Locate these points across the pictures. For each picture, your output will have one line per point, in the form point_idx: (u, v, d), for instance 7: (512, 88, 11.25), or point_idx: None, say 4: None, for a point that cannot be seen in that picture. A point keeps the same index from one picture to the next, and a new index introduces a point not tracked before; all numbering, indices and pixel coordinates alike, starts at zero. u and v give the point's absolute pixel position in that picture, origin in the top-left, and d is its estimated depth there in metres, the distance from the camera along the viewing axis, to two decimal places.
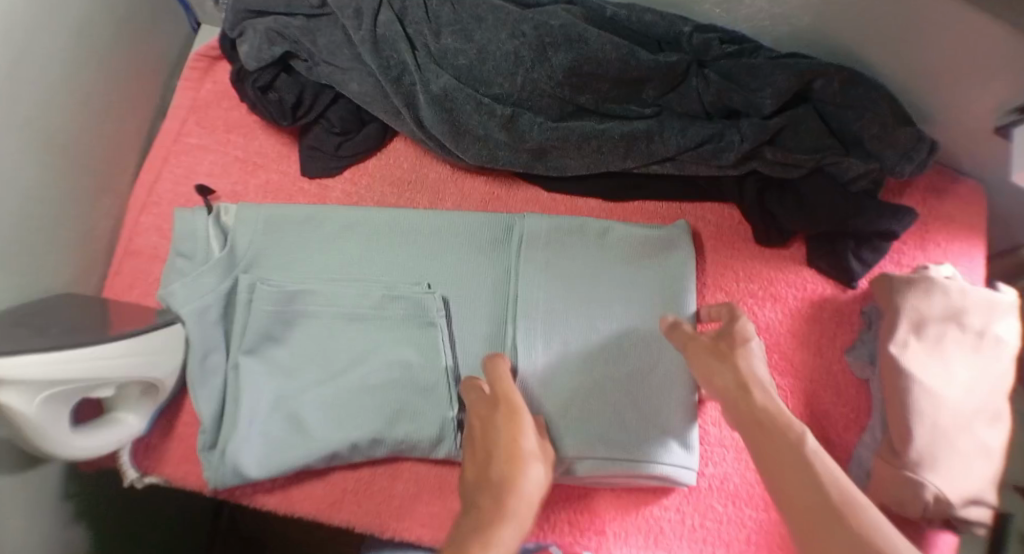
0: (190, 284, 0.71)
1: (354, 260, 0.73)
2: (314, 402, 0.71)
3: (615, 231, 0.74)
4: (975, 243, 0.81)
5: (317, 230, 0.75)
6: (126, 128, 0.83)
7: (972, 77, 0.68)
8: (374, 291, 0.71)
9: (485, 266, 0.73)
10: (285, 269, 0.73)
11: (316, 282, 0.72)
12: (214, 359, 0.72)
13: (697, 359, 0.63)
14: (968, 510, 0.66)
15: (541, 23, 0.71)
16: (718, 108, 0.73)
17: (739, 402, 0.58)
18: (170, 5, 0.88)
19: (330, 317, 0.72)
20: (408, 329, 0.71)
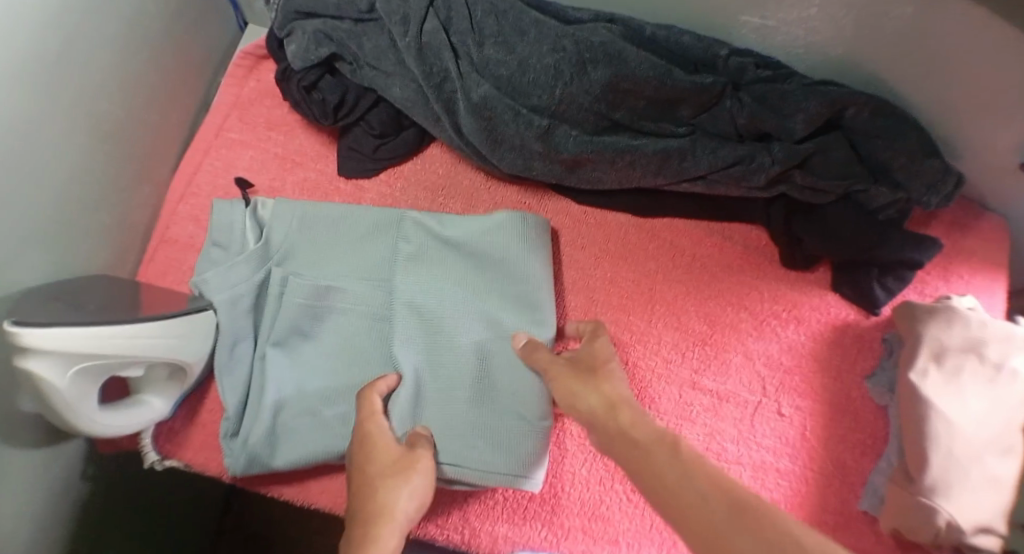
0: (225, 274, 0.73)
1: (384, 262, 0.75)
2: (335, 395, 0.72)
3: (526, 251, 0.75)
4: (997, 278, 0.82)
5: (349, 230, 0.76)
6: (170, 118, 0.85)
7: (1004, 112, 0.69)
8: (400, 294, 0.74)
9: (505, 280, 0.74)
10: (317, 267, 0.75)
11: (347, 280, 0.75)
12: (241, 349, 0.74)
13: (559, 382, 0.63)
14: (978, 538, 0.66)
15: (582, 39, 0.72)
16: (751, 130, 0.75)
17: (606, 423, 0.57)
18: (221, 3, 0.91)
19: (357, 316, 0.74)
20: (430, 335, 0.73)
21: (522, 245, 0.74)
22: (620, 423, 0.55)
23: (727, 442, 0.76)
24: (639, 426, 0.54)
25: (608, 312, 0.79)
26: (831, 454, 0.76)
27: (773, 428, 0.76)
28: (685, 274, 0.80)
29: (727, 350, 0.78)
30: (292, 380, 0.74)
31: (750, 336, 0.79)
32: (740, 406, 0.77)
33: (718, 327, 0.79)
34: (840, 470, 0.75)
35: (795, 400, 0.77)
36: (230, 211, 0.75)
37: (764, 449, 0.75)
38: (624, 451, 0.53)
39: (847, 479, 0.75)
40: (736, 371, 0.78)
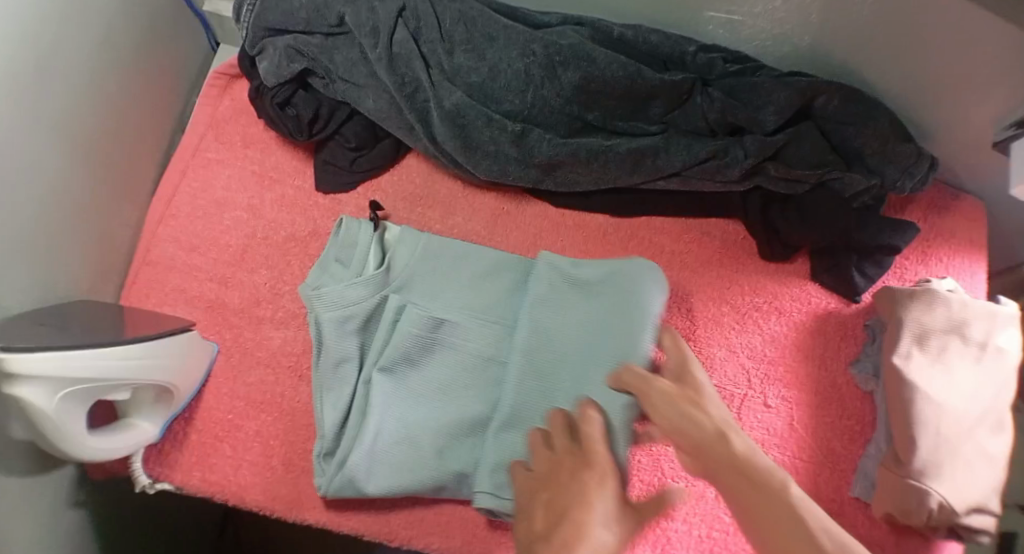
0: (383, 293, 0.73)
1: (488, 300, 0.74)
2: (423, 420, 0.70)
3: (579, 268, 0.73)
4: (976, 258, 0.83)
5: (461, 263, 0.75)
6: (146, 141, 0.85)
7: (973, 92, 0.70)
8: (495, 330, 0.72)
9: (598, 313, 0.70)
10: (434, 298, 0.73)
11: (459, 314, 0.72)
12: (345, 370, 0.72)
13: (658, 399, 0.60)
14: (971, 518, 0.67)
15: (551, 42, 0.73)
16: (722, 124, 0.75)
17: (716, 451, 0.55)
18: (191, 23, 0.91)
19: (468, 354, 0.72)
20: (526, 373, 0.69)
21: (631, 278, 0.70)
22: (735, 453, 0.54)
23: None
24: (753, 459, 0.53)
25: None
26: (819, 443, 0.76)
27: (761, 419, 0.77)
28: (665, 271, 0.81)
29: (709, 344, 0.79)
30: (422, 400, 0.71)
31: (733, 330, 0.79)
32: (727, 399, 0.77)
33: (699, 322, 0.79)
34: (830, 458, 0.76)
35: (780, 390, 0.78)
36: (358, 229, 0.75)
37: (753, 440, 0.76)
38: (737, 484, 0.52)
39: (839, 467, 0.75)
40: (720, 364, 0.78)
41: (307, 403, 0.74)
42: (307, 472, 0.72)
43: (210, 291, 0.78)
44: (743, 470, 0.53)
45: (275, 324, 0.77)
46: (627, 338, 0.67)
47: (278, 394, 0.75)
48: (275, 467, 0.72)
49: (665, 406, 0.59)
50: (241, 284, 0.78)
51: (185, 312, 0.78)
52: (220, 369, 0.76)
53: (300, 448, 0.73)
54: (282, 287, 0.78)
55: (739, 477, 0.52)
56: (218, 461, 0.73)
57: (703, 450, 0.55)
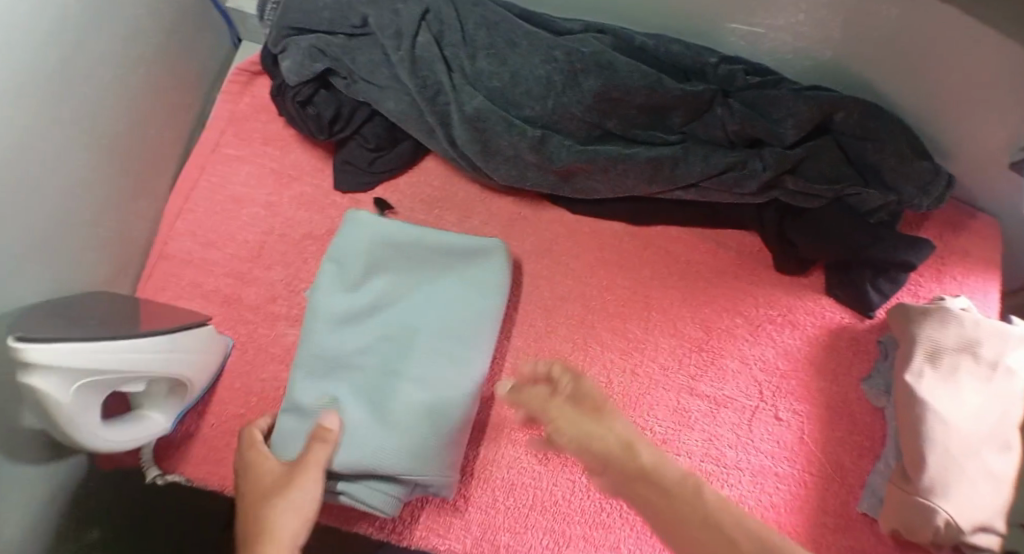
0: (325, 337, 0.71)
1: (447, 284, 0.74)
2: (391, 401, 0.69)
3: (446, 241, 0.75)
4: (991, 278, 0.83)
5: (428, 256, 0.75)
6: (167, 135, 0.86)
7: (993, 112, 0.70)
8: (451, 310, 0.73)
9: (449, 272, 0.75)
10: (396, 285, 0.75)
11: (424, 301, 0.74)
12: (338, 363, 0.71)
13: (561, 421, 0.57)
14: (976, 537, 0.66)
15: (573, 49, 0.74)
16: (742, 136, 0.75)
17: (619, 461, 0.51)
18: (214, 20, 0.91)
19: (431, 333, 0.72)
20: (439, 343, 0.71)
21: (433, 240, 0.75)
22: (640, 463, 0.50)
23: (726, 447, 0.76)
24: (660, 467, 0.49)
25: (602, 317, 0.80)
26: (830, 460, 0.76)
27: (771, 432, 0.77)
28: (680, 280, 0.81)
29: (722, 355, 0.79)
30: (369, 426, 0.68)
31: (746, 341, 0.79)
32: (738, 411, 0.77)
33: (712, 333, 0.79)
34: (840, 472, 0.76)
35: (792, 404, 0.78)
36: (359, 222, 0.75)
37: (762, 452, 0.76)
38: (647, 492, 0.48)
39: (847, 482, 0.76)
40: (732, 376, 0.78)
41: None
42: None
43: (225, 287, 0.78)
44: (649, 476, 0.49)
45: (289, 322, 0.77)
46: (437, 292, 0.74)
47: None
48: None
49: (569, 424, 0.56)
50: (257, 281, 0.79)
51: (201, 306, 0.78)
52: (233, 364, 0.77)
53: None
54: (296, 285, 0.78)
55: (647, 487, 0.48)
56: (229, 456, 0.74)
57: (607, 462, 0.51)
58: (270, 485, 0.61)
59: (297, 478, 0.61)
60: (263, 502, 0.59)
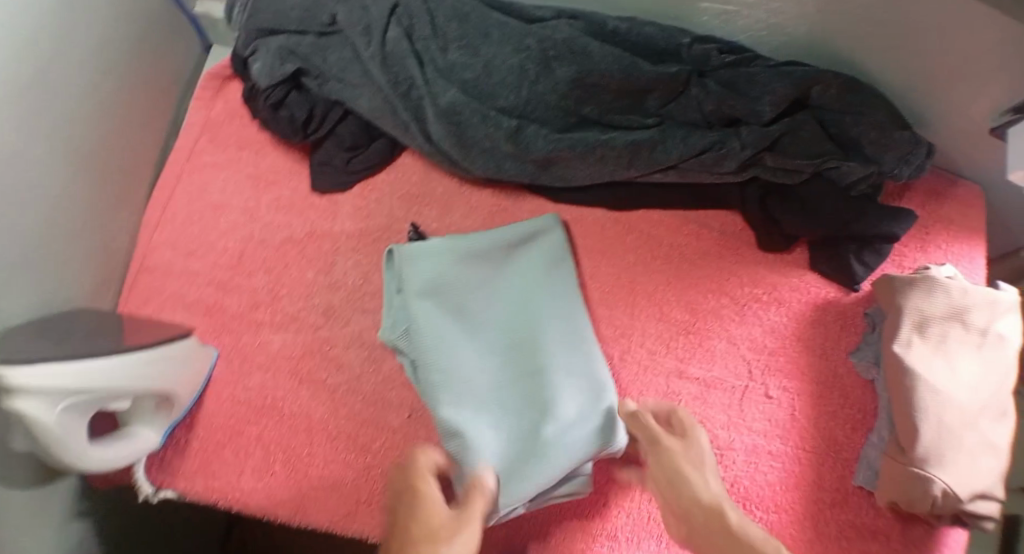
0: (447, 357, 0.71)
1: (531, 286, 0.75)
2: (517, 423, 0.70)
3: (509, 243, 0.76)
4: (975, 244, 0.83)
5: (496, 263, 0.76)
6: (142, 146, 0.85)
7: (974, 79, 0.70)
8: (544, 313, 0.74)
9: (514, 269, 0.76)
10: (487, 307, 0.74)
11: (518, 314, 0.74)
12: (451, 389, 0.70)
13: (662, 456, 0.63)
14: (976, 505, 0.68)
15: (545, 37, 0.73)
16: (719, 116, 0.75)
17: (709, 514, 0.56)
18: (183, 26, 0.89)
19: (533, 339, 0.73)
20: (553, 344, 0.72)
21: (502, 233, 0.76)
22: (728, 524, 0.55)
23: (719, 429, 0.77)
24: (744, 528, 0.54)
25: (589, 306, 0.80)
26: (823, 434, 0.77)
27: (762, 411, 0.77)
28: (664, 264, 0.81)
29: (710, 337, 0.79)
30: (509, 443, 0.70)
31: (733, 322, 0.79)
32: (728, 391, 0.78)
33: (699, 315, 0.79)
34: (833, 447, 0.76)
35: (782, 382, 0.78)
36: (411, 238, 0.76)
37: (755, 433, 0.77)
38: (717, 539, 0.55)
39: (842, 457, 0.76)
40: (720, 356, 0.78)
41: (306, 408, 0.74)
42: (312, 474, 0.72)
43: (208, 296, 0.78)
44: (730, 529, 0.54)
45: (274, 327, 0.76)
46: (532, 303, 0.74)
47: (280, 398, 0.74)
48: (278, 471, 0.72)
49: (660, 456, 0.63)
50: (239, 289, 0.78)
51: (184, 317, 0.77)
52: (220, 373, 0.76)
53: (301, 452, 0.73)
54: (280, 290, 0.78)
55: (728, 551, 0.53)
56: (221, 466, 0.73)
57: (687, 509, 0.58)
58: (409, 512, 0.58)
59: (427, 499, 0.59)
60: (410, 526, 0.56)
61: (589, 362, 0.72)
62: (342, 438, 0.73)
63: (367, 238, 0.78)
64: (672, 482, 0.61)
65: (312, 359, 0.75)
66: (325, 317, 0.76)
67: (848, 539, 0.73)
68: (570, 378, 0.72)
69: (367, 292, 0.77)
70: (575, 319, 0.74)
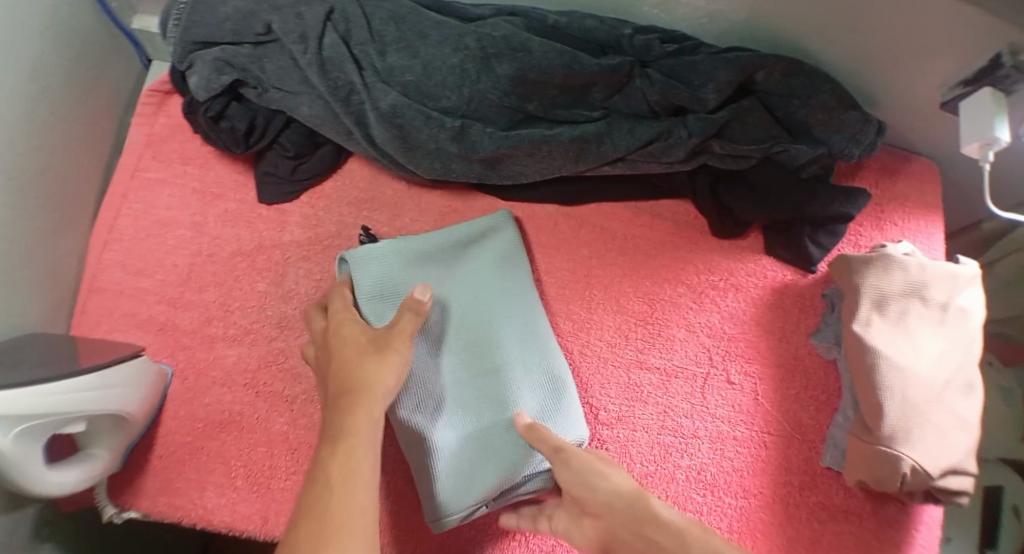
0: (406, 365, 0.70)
1: (486, 285, 0.74)
2: (478, 425, 0.70)
3: (461, 243, 0.76)
4: (932, 219, 0.84)
5: (451, 262, 0.75)
6: (86, 166, 0.84)
7: (921, 54, 0.69)
8: (499, 311, 0.73)
9: (468, 267, 0.75)
10: (444, 308, 0.73)
11: (473, 313, 0.73)
12: (413, 396, 0.69)
13: (574, 466, 0.61)
14: (946, 481, 0.69)
15: (484, 35, 0.72)
16: (663, 106, 0.75)
17: (629, 508, 0.55)
18: (120, 42, 0.88)
19: (490, 338, 0.72)
20: (509, 342, 0.72)
21: (456, 234, 0.76)
22: (646, 506, 0.55)
23: (683, 417, 0.76)
24: (664, 510, 0.54)
25: (545, 302, 0.80)
26: (787, 418, 0.77)
27: (725, 397, 0.77)
28: (620, 256, 0.81)
29: (669, 326, 0.79)
30: (470, 447, 0.69)
31: (690, 310, 0.79)
32: (690, 379, 0.78)
33: (657, 305, 0.79)
34: (798, 430, 0.76)
35: (743, 367, 0.78)
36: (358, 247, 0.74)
37: (719, 419, 0.76)
38: (644, 535, 0.53)
39: (807, 439, 0.76)
40: (681, 345, 0.78)
41: (264, 420, 0.73)
42: (273, 487, 0.71)
43: (160, 314, 0.77)
44: (651, 522, 0.53)
45: (228, 342, 0.76)
46: (488, 301, 0.74)
47: (238, 412, 0.74)
48: (240, 486, 0.71)
49: (573, 470, 0.61)
50: (191, 304, 0.77)
51: (137, 336, 0.76)
52: (175, 391, 0.75)
53: (262, 465, 0.72)
54: (231, 304, 0.77)
55: (648, 530, 0.53)
56: (182, 484, 0.72)
57: (613, 513, 0.56)
58: (360, 350, 0.61)
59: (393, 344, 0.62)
60: (358, 366, 0.59)
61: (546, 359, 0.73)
62: (303, 448, 0.72)
63: (318, 247, 0.78)
64: (591, 480, 0.60)
65: (268, 372, 0.74)
66: (280, 328, 0.76)
67: (820, 519, 0.73)
68: (527, 375, 0.72)
69: None
70: (531, 316, 0.74)
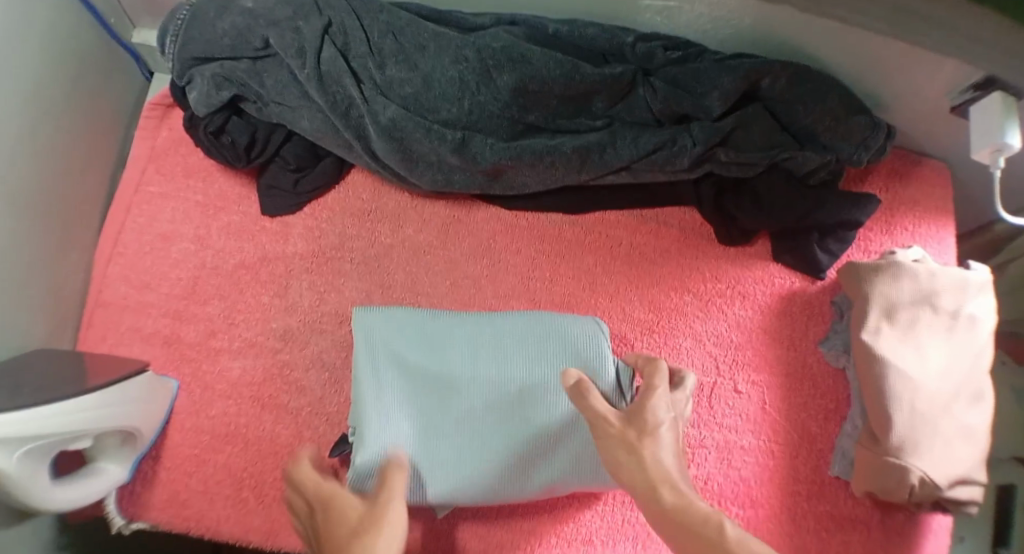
0: (452, 463, 0.68)
1: (427, 341, 0.71)
2: (542, 435, 0.68)
3: (380, 342, 0.70)
4: (942, 224, 0.82)
5: (389, 349, 0.70)
6: (90, 179, 0.84)
7: (926, 60, 0.68)
8: (452, 347, 0.70)
9: (396, 353, 0.70)
10: (416, 404, 0.69)
11: (432, 370, 0.70)
12: (481, 483, 0.67)
13: (605, 442, 0.60)
14: (956, 491, 0.68)
15: (483, 46, 0.71)
16: (667, 114, 0.74)
17: (652, 502, 0.55)
18: (119, 54, 0.88)
19: (465, 380, 0.69)
20: (487, 366, 0.69)
21: (366, 343, 0.70)
22: (663, 507, 0.54)
23: (688, 427, 0.76)
24: (679, 512, 0.52)
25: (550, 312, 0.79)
26: (795, 427, 0.76)
27: (732, 407, 0.76)
28: (624, 264, 0.80)
29: (675, 335, 0.78)
30: (557, 447, 0.68)
31: (697, 318, 0.78)
32: (696, 389, 0.77)
33: (662, 313, 0.78)
34: (807, 439, 0.76)
35: (750, 376, 0.77)
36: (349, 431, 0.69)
37: (726, 428, 0.76)
38: (668, 527, 0.53)
39: (816, 448, 0.75)
40: (686, 353, 0.78)
41: (270, 433, 0.73)
42: (278, 499, 0.71)
43: (164, 327, 0.77)
44: (672, 515, 0.53)
45: (232, 355, 0.76)
46: (441, 355, 0.70)
47: (242, 425, 0.74)
48: (247, 498, 0.72)
49: (606, 445, 0.60)
50: (195, 318, 0.77)
51: (142, 350, 0.77)
52: (181, 404, 0.75)
53: (269, 478, 0.72)
54: (235, 317, 0.77)
55: (671, 522, 0.53)
56: (190, 497, 0.73)
57: (639, 497, 0.56)
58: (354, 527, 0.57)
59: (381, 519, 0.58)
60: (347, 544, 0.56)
61: (523, 345, 0.70)
62: None
63: (321, 258, 0.78)
64: (618, 468, 0.58)
65: (273, 385, 0.75)
66: (284, 340, 0.76)
67: (828, 529, 0.73)
68: (526, 381, 0.69)
69: (324, 312, 0.76)
70: (493, 328, 0.71)
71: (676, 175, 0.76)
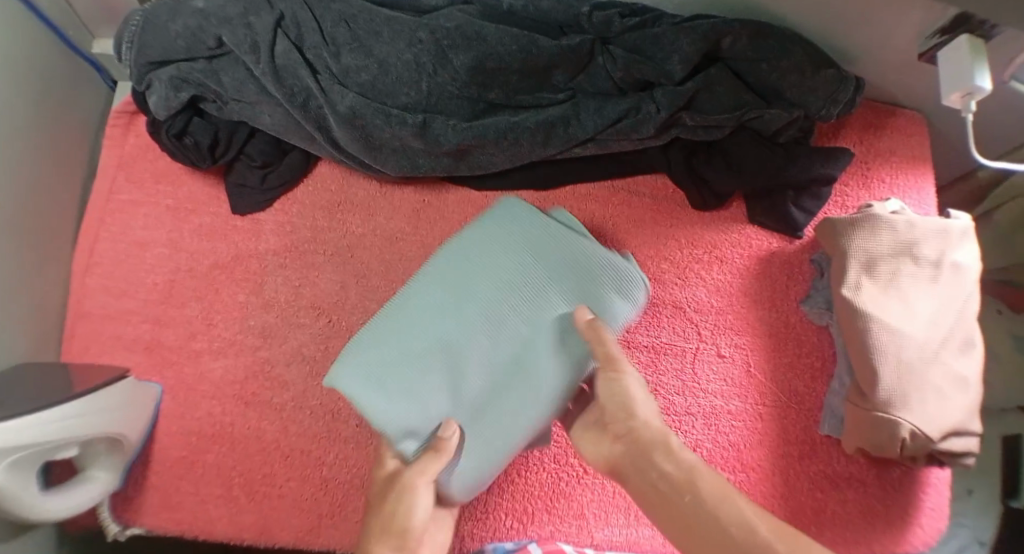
0: (504, 411, 0.65)
1: (395, 320, 0.67)
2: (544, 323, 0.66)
3: (365, 362, 0.66)
4: (921, 174, 0.81)
5: (374, 361, 0.66)
6: (61, 193, 0.84)
7: (886, 6, 0.67)
8: (423, 314, 0.67)
9: (380, 361, 0.66)
10: (435, 396, 0.65)
11: (416, 349, 0.66)
12: (542, 398, 0.64)
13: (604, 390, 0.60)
14: (949, 443, 0.67)
15: (436, 27, 0.71)
16: (629, 82, 0.73)
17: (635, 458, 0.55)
18: (79, 66, 0.88)
19: (448, 331, 0.66)
20: (457, 294, 0.67)
21: (354, 379, 0.65)
22: (647, 457, 0.55)
23: (674, 395, 0.76)
24: (661, 467, 0.53)
25: None
26: (781, 388, 0.75)
27: (716, 371, 0.76)
28: (598, 237, 0.79)
29: (654, 304, 0.78)
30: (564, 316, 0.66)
31: (675, 286, 0.78)
32: (679, 355, 0.77)
33: None
34: (795, 400, 0.75)
35: (733, 339, 0.77)
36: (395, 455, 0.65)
37: (711, 395, 0.75)
38: (646, 481, 0.54)
39: (805, 407, 0.75)
40: (668, 322, 0.78)
41: (256, 430, 0.74)
42: (269, 494, 0.72)
43: (145, 333, 0.78)
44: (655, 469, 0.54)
45: (213, 355, 0.76)
46: (419, 328, 0.66)
47: (228, 424, 0.74)
48: (237, 496, 0.72)
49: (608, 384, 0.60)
50: (174, 321, 0.78)
51: (124, 357, 0.77)
52: (166, 409, 0.76)
53: (258, 474, 0.72)
54: (213, 317, 0.77)
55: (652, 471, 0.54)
56: (181, 499, 0.73)
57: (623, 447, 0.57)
58: (380, 498, 0.62)
59: (402, 491, 0.61)
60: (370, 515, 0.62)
61: (477, 263, 0.68)
62: (296, 454, 0.73)
63: (295, 253, 0.78)
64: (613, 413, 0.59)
65: (256, 382, 0.75)
66: (263, 338, 0.76)
67: (822, 489, 0.72)
68: (502, 296, 0.67)
69: (301, 306, 0.77)
70: (455, 267, 0.69)
71: (643, 144, 0.76)
